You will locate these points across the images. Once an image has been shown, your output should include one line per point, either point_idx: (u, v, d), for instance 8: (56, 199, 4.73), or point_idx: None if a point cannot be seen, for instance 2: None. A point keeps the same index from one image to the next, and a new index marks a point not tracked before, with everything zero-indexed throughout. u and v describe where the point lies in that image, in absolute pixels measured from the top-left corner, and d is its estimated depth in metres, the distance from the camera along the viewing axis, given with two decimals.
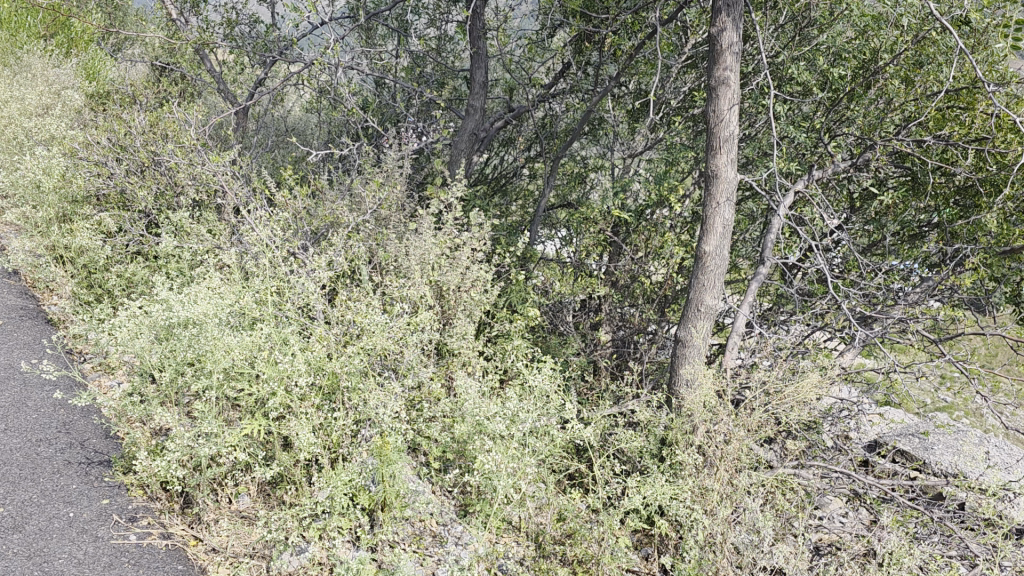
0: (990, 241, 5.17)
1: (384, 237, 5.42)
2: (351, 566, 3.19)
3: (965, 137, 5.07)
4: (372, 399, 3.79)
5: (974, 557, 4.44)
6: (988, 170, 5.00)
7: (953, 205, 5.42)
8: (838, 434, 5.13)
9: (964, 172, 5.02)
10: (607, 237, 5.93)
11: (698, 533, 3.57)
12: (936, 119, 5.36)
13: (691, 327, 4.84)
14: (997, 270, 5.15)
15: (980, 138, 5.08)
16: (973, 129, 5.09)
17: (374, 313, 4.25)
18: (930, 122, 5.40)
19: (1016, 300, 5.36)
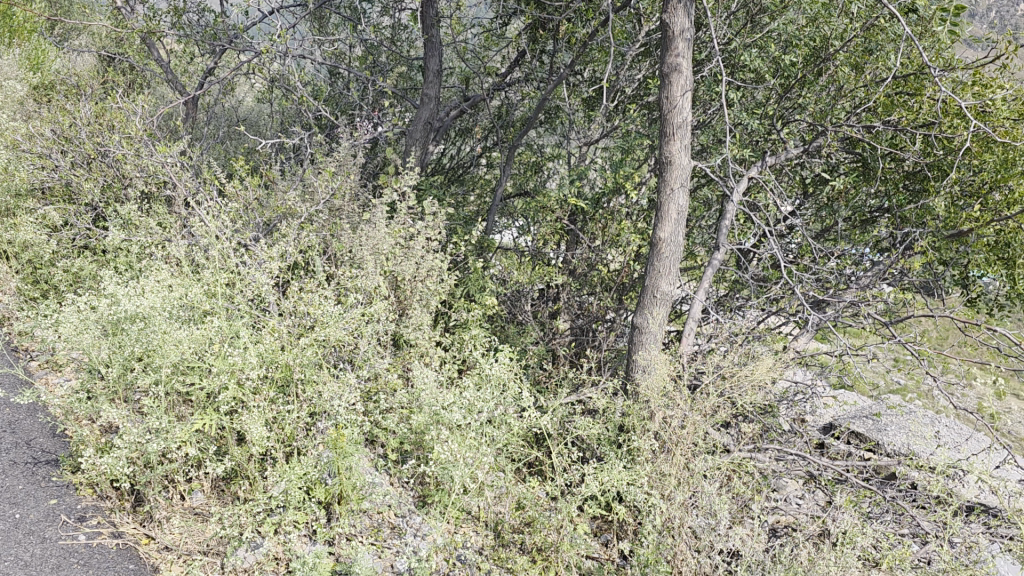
0: (938, 225, 5.30)
1: (337, 228, 5.40)
2: (308, 560, 3.21)
3: (913, 123, 5.22)
4: (325, 391, 3.80)
5: (926, 534, 4.52)
6: (936, 155, 5.16)
7: (903, 190, 5.55)
8: (793, 417, 5.20)
9: (915, 157, 5.15)
10: (564, 225, 5.96)
11: (653, 518, 3.62)
12: (885, 105, 5.41)
13: (647, 313, 4.87)
14: (946, 253, 5.28)
15: (928, 123, 5.22)
16: (921, 115, 5.22)
17: (327, 304, 4.25)
18: (879, 108, 5.45)
19: (965, 283, 5.49)
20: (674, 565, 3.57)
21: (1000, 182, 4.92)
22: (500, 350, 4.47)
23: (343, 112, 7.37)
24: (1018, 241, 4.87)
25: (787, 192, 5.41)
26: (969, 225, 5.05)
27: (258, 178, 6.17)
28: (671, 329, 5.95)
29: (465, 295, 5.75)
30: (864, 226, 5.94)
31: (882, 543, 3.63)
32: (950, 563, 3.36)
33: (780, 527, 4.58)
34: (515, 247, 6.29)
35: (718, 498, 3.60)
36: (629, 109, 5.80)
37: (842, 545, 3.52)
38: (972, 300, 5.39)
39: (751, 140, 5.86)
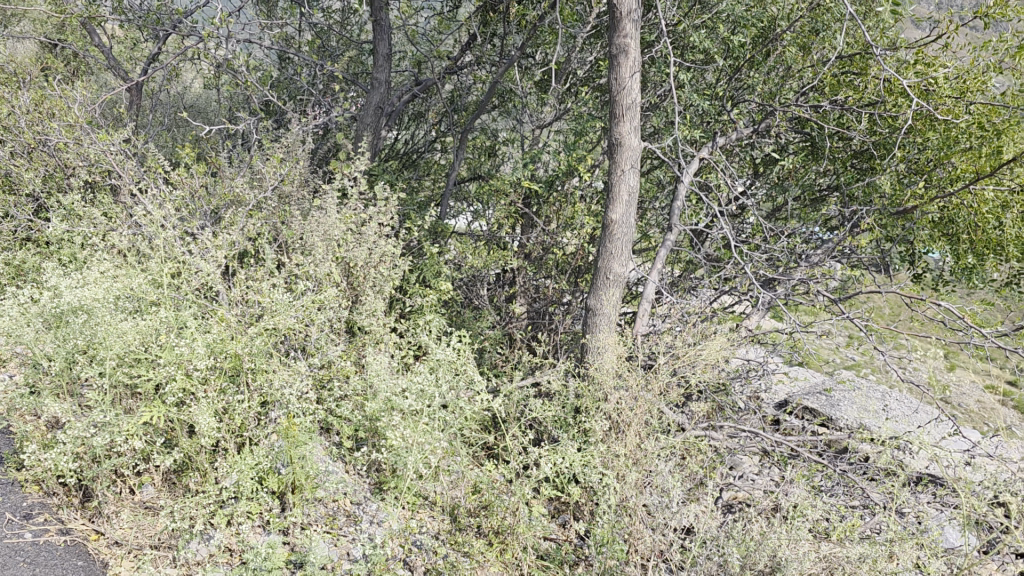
0: (884, 202, 5.41)
1: (287, 215, 5.31)
2: (261, 551, 3.17)
3: (859, 102, 5.34)
4: (277, 379, 3.75)
5: (876, 506, 4.61)
6: (882, 133, 5.31)
7: (851, 168, 5.68)
8: (748, 395, 5.26)
9: (863, 135, 5.24)
10: (519, 209, 5.95)
11: (608, 498, 3.64)
12: (831, 85, 5.55)
13: (600, 295, 4.89)
14: (892, 230, 5.38)
15: (873, 102, 5.36)
16: (867, 93, 5.33)
17: (278, 291, 4.18)
18: (827, 88, 5.58)
19: (911, 260, 5.60)
20: (631, 543, 3.60)
21: (943, 159, 5.11)
22: (456, 335, 4.44)
23: (292, 99, 7.26)
24: (959, 218, 5.05)
25: (738, 173, 5.46)
26: (914, 202, 5.15)
27: (205, 165, 6.05)
28: (625, 311, 5.98)
29: (420, 281, 5.71)
30: (814, 204, 6.02)
31: (831, 516, 3.70)
32: (895, 533, 3.44)
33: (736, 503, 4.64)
34: (469, 232, 6.26)
35: (671, 477, 3.63)
36: (581, 92, 5.79)
37: (792, 518, 3.58)
38: (918, 275, 5.51)
39: (701, 121, 5.89)
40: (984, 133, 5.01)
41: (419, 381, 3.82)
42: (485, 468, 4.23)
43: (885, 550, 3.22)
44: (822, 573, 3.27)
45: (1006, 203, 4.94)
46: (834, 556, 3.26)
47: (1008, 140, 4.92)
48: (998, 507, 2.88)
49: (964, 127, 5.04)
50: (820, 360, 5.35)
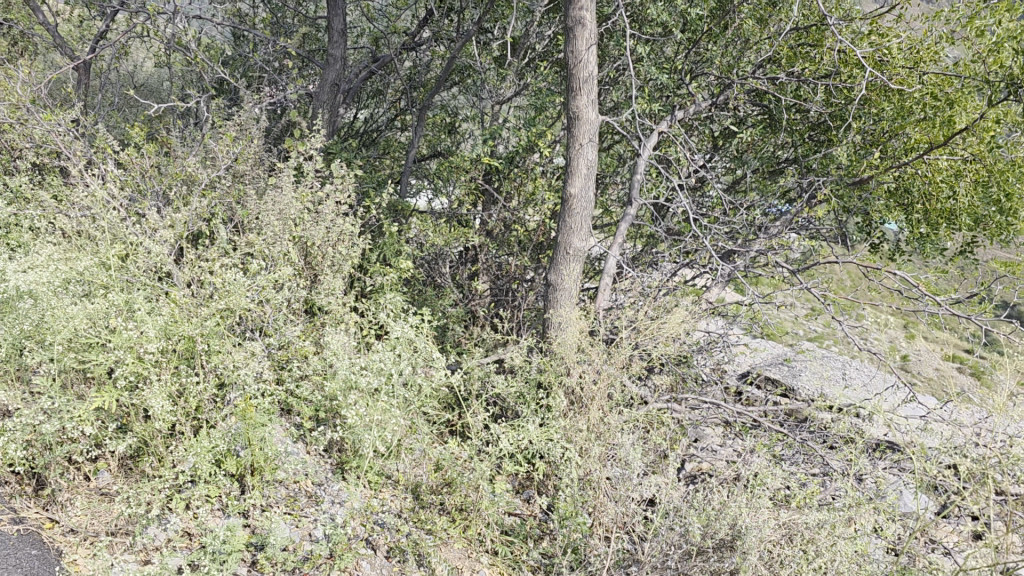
0: (841, 173, 5.52)
1: (242, 195, 5.21)
2: (220, 534, 3.12)
3: (815, 74, 5.45)
4: (233, 361, 3.68)
5: (836, 472, 4.70)
6: (837, 104, 5.42)
7: (807, 141, 5.80)
8: (710, 367, 5.32)
9: (820, 106, 5.33)
10: (478, 185, 5.92)
11: (571, 471, 3.66)
12: (788, 57, 5.64)
13: (561, 270, 4.90)
14: (849, 200, 5.46)
15: (829, 74, 5.49)
16: (823, 65, 5.42)
17: (235, 272, 4.10)
18: (783, 60, 5.67)
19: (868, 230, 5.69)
20: (595, 515, 3.68)
21: (897, 130, 5.26)
22: (420, 314, 4.41)
23: (245, 76, 7.11)
24: (914, 187, 5.34)
25: (696, 146, 5.48)
26: (870, 172, 5.30)
27: (156, 144, 5.91)
28: (587, 286, 5.99)
29: (380, 259, 5.66)
30: (772, 176, 6.08)
31: (790, 483, 3.78)
32: (851, 498, 3.53)
33: (699, 474, 4.70)
34: (430, 210, 6.22)
35: (633, 450, 3.67)
36: (539, 67, 5.75)
37: (753, 487, 3.64)
38: (875, 245, 5.62)
39: (660, 94, 5.88)
40: (937, 103, 5.21)
41: (383, 361, 3.79)
42: (451, 446, 4.22)
43: (842, 516, 3.30)
44: (781, 539, 3.34)
45: (959, 172, 5.24)
46: (793, 522, 3.33)
47: (960, 110, 5.12)
48: (947, 471, 2.97)
49: (918, 99, 5.21)
50: (780, 331, 5.42)
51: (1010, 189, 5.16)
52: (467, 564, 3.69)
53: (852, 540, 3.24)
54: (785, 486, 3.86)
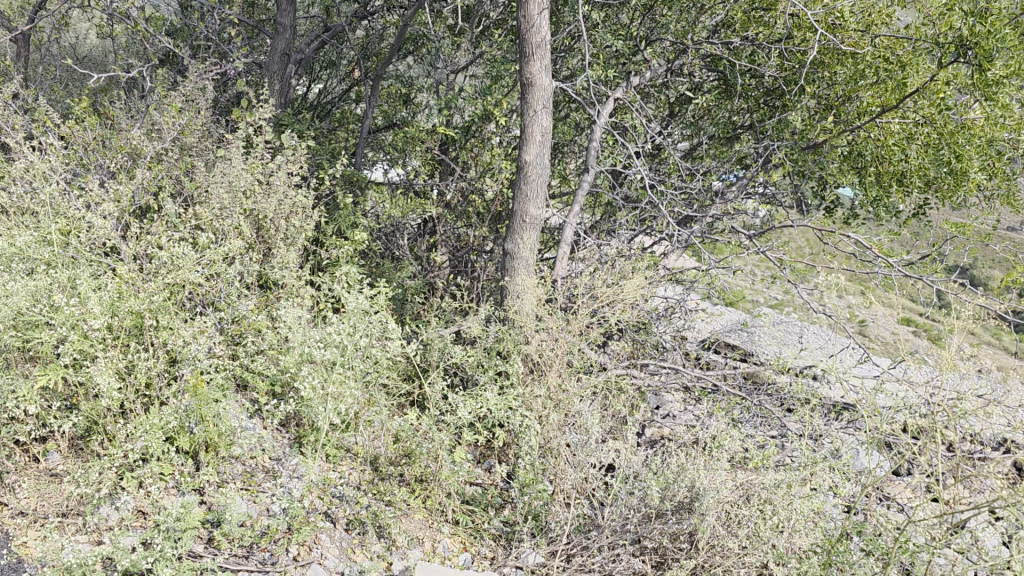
0: (794, 138, 5.56)
1: (191, 168, 5.09)
2: (174, 512, 3.08)
3: (768, 39, 5.49)
4: (183, 336, 3.60)
5: (791, 433, 4.79)
6: (790, 68, 5.46)
7: (762, 106, 5.82)
8: (668, 333, 5.37)
9: (773, 71, 5.38)
10: (433, 155, 5.87)
11: (530, 439, 3.69)
12: (742, 21, 5.61)
13: (518, 238, 4.89)
14: (802, 164, 5.52)
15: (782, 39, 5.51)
16: (776, 30, 5.45)
17: (184, 247, 4.00)
18: (737, 25, 5.64)
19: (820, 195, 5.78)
20: (556, 482, 3.72)
21: (850, 94, 5.35)
22: (378, 287, 4.37)
23: (190, 45, 6.91)
24: (867, 151, 5.53)
25: (651, 112, 5.50)
26: (823, 136, 5.45)
27: (100, 117, 5.72)
28: (543, 255, 5.99)
29: (335, 231, 5.60)
30: (727, 143, 6.12)
31: (747, 446, 3.85)
32: (805, 457, 3.62)
33: (659, 438, 4.76)
34: (385, 181, 6.16)
35: (590, 416, 3.72)
36: (494, 35, 5.69)
37: (710, 449, 3.72)
38: (828, 209, 5.71)
39: (615, 61, 5.85)
40: (889, 66, 5.28)
41: (343, 336, 3.75)
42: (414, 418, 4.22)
43: (797, 475, 3.39)
44: (737, 499, 3.42)
45: (911, 135, 5.33)
46: (749, 483, 3.41)
47: (912, 72, 5.21)
48: (897, 427, 3.06)
49: (870, 62, 5.30)
50: (737, 296, 5.48)
51: (959, 151, 5.16)
52: (428, 534, 3.72)
53: (806, 498, 3.33)
54: (743, 448, 3.93)
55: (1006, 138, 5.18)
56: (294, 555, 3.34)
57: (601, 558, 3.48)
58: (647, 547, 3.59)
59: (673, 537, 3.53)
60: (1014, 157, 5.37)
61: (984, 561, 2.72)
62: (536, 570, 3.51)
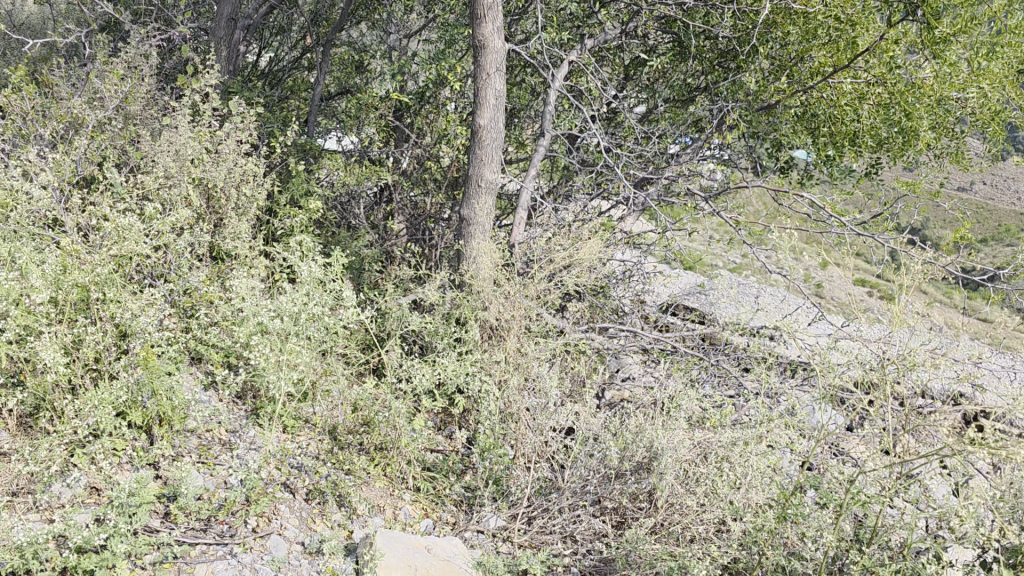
0: (748, 99, 5.59)
1: (136, 138, 4.95)
2: (128, 488, 3.02)
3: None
4: (131, 309, 3.51)
5: (747, 391, 4.87)
6: (744, 29, 5.45)
7: (717, 68, 5.82)
8: (626, 296, 5.41)
9: (726, 32, 5.36)
10: (387, 122, 5.80)
11: (490, 404, 3.72)
12: None
13: (474, 204, 4.87)
14: (756, 126, 5.56)
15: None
16: None
17: (131, 218, 3.89)
18: None
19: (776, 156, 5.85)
20: (516, 445, 3.75)
21: (802, 53, 5.39)
22: (335, 257, 4.32)
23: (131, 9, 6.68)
24: (819, 112, 5.57)
25: (605, 75, 5.48)
26: (776, 96, 5.43)
27: (37, 84, 5.51)
28: (499, 220, 5.97)
29: (289, 201, 5.53)
30: (682, 105, 6.13)
31: (706, 405, 3.92)
32: (761, 414, 3.70)
33: (618, 399, 4.83)
34: (339, 149, 6.05)
35: (549, 379, 3.75)
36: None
37: (669, 409, 3.78)
38: (782, 170, 5.78)
39: (568, 24, 5.80)
40: (840, 25, 5.29)
41: (300, 307, 3.69)
42: (374, 386, 4.21)
43: (754, 433, 3.46)
44: (695, 458, 3.52)
45: (863, 95, 5.42)
46: (706, 442, 3.48)
47: (862, 31, 5.26)
48: (853, 384, 3.14)
49: (821, 21, 5.26)
50: (694, 257, 5.54)
51: (909, 109, 5.33)
52: (389, 502, 3.75)
53: (762, 454, 3.42)
54: (702, 408, 3.99)
55: (954, 96, 5.37)
56: (253, 527, 3.34)
57: (562, 519, 3.62)
58: (607, 507, 3.70)
59: (632, 497, 3.62)
60: (960, 114, 5.65)
61: (931, 509, 2.83)
62: (497, 533, 3.61)
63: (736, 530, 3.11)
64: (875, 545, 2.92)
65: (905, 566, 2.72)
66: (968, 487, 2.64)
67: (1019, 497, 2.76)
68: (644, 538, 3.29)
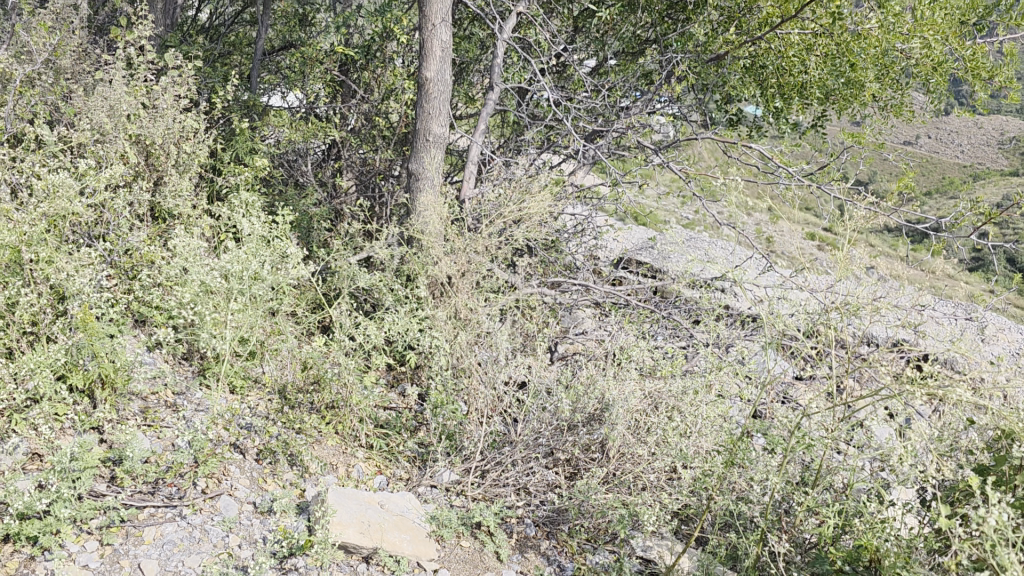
0: (697, 50, 5.64)
1: (68, 93, 4.77)
2: (71, 453, 2.95)
3: None
4: (67, 269, 3.40)
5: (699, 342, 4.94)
6: None
7: (666, 20, 5.82)
8: (579, 250, 5.43)
9: None
10: (333, 77, 5.69)
11: (441, 360, 3.74)
12: None
13: (422, 159, 4.81)
14: (706, 77, 5.61)
15: None
16: None
17: (65, 177, 3.75)
18: None
19: (726, 108, 5.90)
20: (469, 401, 3.78)
21: (751, 5, 5.34)
22: (284, 217, 4.25)
23: None
24: (768, 64, 5.53)
25: (553, 27, 5.44)
26: (725, 48, 5.47)
27: None
28: (449, 175, 5.92)
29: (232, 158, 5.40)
30: (632, 58, 6.12)
31: (657, 355, 3.98)
32: (712, 364, 3.78)
33: (570, 352, 4.87)
34: (285, 106, 5.92)
35: (499, 333, 3.77)
36: None
37: (620, 360, 3.84)
38: (732, 121, 5.85)
39: None
40: None
41: (248, 266, 3.63)
42: (326, 345, 4.18)
43: (704, 382, 3.54)
44: (646, 408, 3.58)
45: (809, 46, 5.36)
46: (657, 391, 3.56)
47: None
48: (806, 335, 3.21)
49: None
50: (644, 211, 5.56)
51: (854, 59, 5.26)
52: (341, 460, 3.76)
53: (712, 403, 3.49)
54: (655, 359, 4.05)
55: (898, 48, 5.31)
56: (202, 489, 3.30)
57: (515, 472, 3.67)
58: (560, 459, 3.76)
59: (584, 449, 3.68)
60: (906, 67, 5.58)
61: (872, 450, 2.93)
62: (451, 487, 3.65)
63: (687, 477, 3.18)
64: (820, 487, 3.01)
65: (847, 506, 2.82)
66: (907, 427, 2.74)
67: (954, 436, 2.87)
68: (596, 488, 3.37)
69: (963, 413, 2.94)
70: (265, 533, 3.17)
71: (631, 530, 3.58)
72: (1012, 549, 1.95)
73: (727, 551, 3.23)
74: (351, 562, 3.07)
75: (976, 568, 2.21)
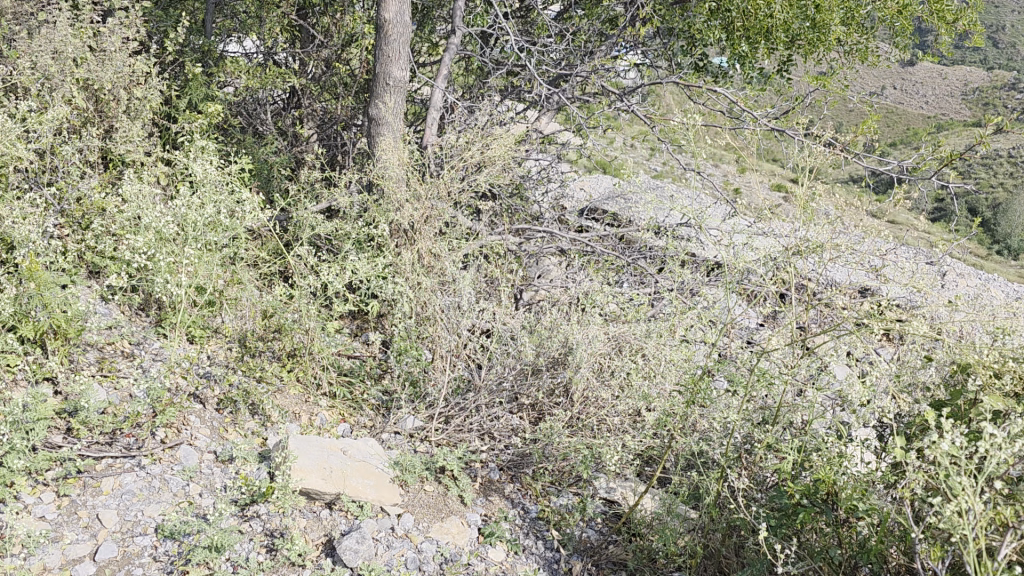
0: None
1: (8, 34, 4.57)
2: (24, 405, 2.90)
3: None
4: (12, 216, 3.30)
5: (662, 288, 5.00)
6: None
7: None
8: (543, 197, 5.43)
9: None
10: (290, 20, 5.54)
11: (404, 307, 3.73)
12: None
13: (381, 103, 4.73)
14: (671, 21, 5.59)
15: None
16: None
17: (11, 123, 3.62)
18: None
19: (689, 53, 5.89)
20: (434, 347, 3.79)
21: None
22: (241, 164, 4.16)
23: None
24: (733, 8, 5.35)
25: None
26: None
27: None
28: (409, 121, 5.85)
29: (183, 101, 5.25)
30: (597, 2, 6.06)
31: (623, 301, 4.04)
32: (677, 309, 3.85)
33: (533, 298, 4.91)
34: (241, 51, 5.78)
35: (463, 279, 3.77)
36: None
37: (587, 306, 3.88)
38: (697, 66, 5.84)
39: None
40: None
41: (203, 214, 3.56)
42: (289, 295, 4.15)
43: (669, 327, 3.60)
44: (611, 352, 3.63)
45: None
46: (623, 335, 3.61)
47: None
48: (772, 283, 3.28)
49: None
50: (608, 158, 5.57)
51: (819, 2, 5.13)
52: (305, 409, 3.76)
53: (676, 348, 3.56)
54: (622, 306, 4.10)
55: None
56: (161, 438, 3.27)
57: (479, 417, 3.72)
58: (525, 403, 3.81)
59: (549, 393, 3.73)
60: (870, 11, 5.56)
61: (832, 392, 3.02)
62: (415, 433, 3.70)
63: (649, 419, 3.24)
64: (779, 427, 3.10)
65: (806, 445, 2.90)
66: (865, 368, 2.82)
67: (910, 374, 2.96)
68: (561, 432, 3.43)
69: (918, 354, 3.03)
70: (227, 481, 3.16)
71: (594, 472, 3.67)
72: (961, 476, 2.03)
73: (687, 490, 3.33)
74: (314, 508, 3.08)
75: (926, 498, 2.30)
